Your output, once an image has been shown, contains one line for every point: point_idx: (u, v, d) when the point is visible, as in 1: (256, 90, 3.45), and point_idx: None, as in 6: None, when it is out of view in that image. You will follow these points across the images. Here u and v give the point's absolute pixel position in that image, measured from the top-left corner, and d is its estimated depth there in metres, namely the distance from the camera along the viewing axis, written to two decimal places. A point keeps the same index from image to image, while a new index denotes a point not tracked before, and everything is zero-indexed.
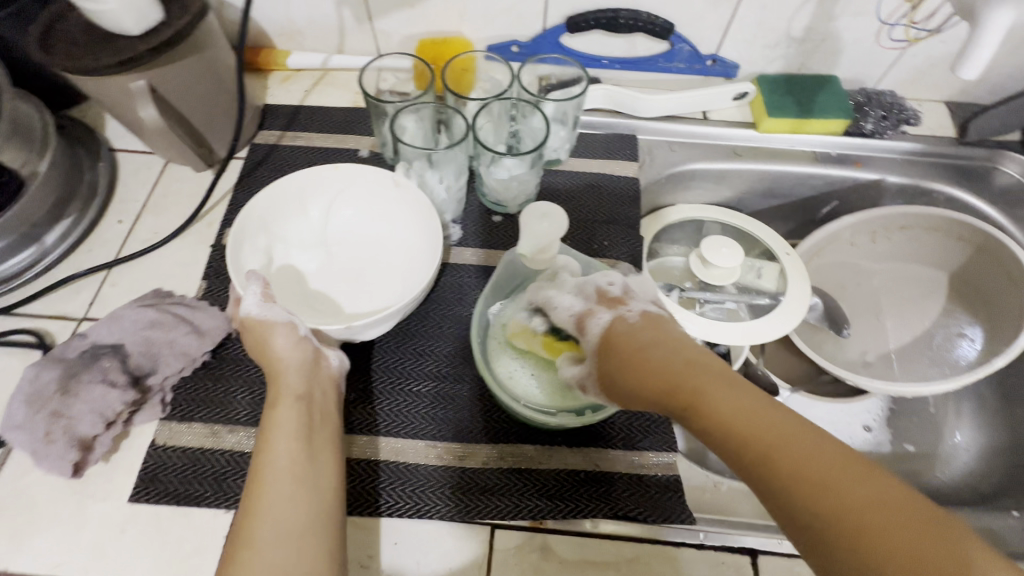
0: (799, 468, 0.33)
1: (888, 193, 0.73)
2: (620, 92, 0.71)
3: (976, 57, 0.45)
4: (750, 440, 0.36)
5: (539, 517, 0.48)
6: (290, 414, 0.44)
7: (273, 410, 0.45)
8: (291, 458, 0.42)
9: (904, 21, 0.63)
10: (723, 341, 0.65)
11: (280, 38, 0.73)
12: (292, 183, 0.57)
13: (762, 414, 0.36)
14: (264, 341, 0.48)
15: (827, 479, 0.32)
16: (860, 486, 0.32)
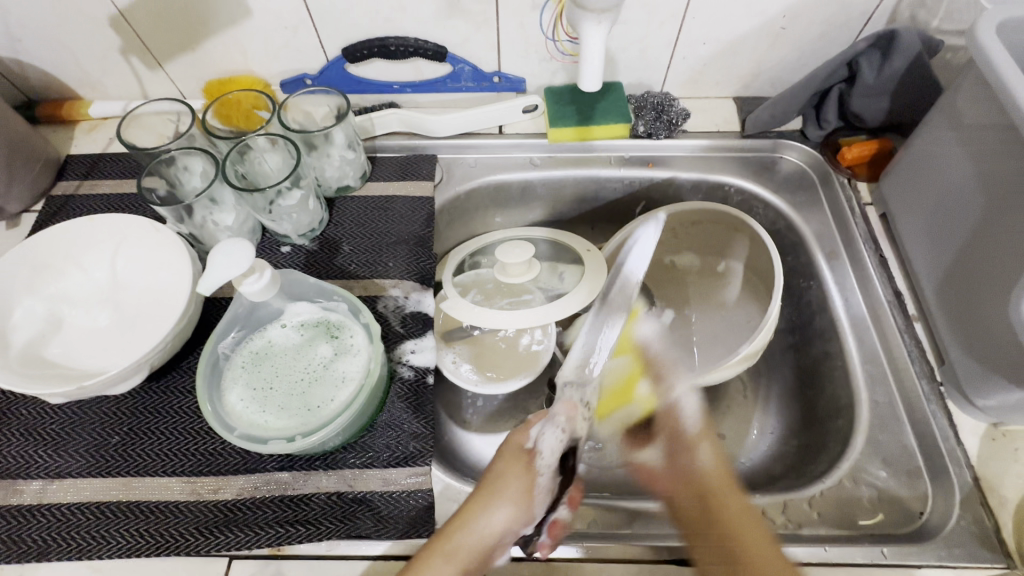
0: (722, 515, 0.48)
1: (686, 189, 0.75)
2: (412, 114, 0.73)
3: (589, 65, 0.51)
4: (682, 462, 0.54)
5: (276, 544, 0.50)
6: (522, 473, 0.50)
7: (510, 467, 0.50)
8: (513, 482, 0.49)
9: (558, 36, 0.67)
10: (513, 326, 0.65)
11: (83, 89, 0.75)
12: (45, 241, 0.57)
13: (725, 486, 0.51)
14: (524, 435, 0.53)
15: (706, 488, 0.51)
16: (748, 522, 0.47)
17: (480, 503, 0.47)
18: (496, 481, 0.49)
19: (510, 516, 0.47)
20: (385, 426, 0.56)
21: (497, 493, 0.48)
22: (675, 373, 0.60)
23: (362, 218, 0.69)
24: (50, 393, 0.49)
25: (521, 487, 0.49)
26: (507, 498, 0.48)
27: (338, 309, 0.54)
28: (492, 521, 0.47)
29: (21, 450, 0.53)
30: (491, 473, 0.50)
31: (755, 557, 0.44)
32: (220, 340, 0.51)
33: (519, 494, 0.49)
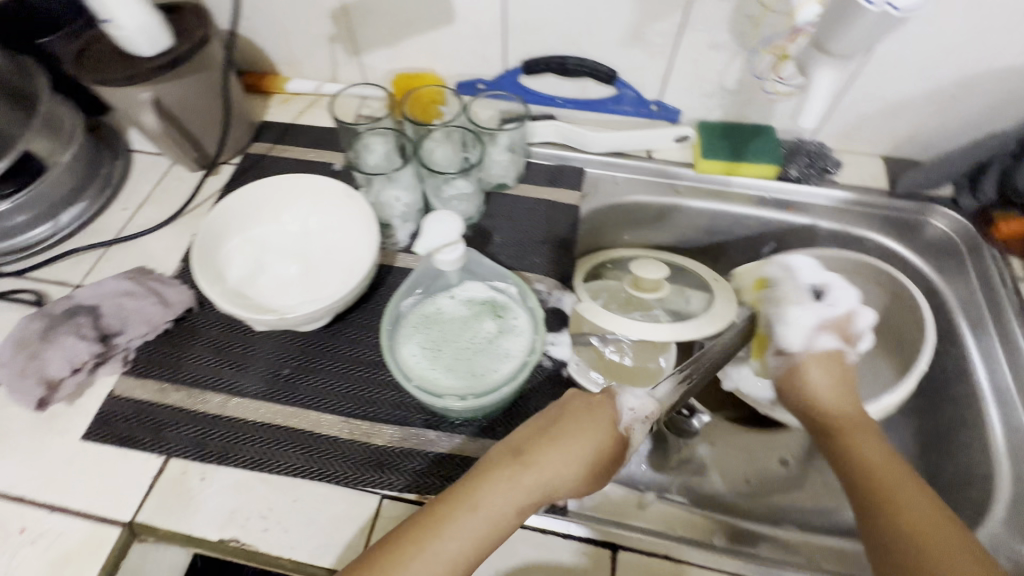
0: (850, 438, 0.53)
1: (822, 236, 0.76)
2: (571, 128, 0.78)
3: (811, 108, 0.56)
4: (876, 498, 0.48)
5: (423, 491, 0.53)
6: (488, 514, 0.44)
7: (465, 512, 0.44)
8: (517, 489, 0.45)
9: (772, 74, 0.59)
10: (644, 335, 0.68)
11: (283, 67, 0.85)
12: (258, 189, 0.65)
13: (935, 521, 0.45)
14: (595, 415, 0.48)
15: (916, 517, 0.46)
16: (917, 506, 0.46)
17: (456, 517, 0.43)
18: (508, 476, 0.45)
19: (462, 550, 0.43)
20: (524, 405, 0.59)
21: (484, 508, 0.44)
22: (786, 331, 0.60)
23: (513, 215, 0.75)
24: (257, 320, 0.56)
25: (469, 544, 0.43)
26: (446, 563, 0.42)
27: (506, 291, 0.59)
28: (445, 555, 0.42)
29: (210, 365, 0.60)
30: (538, 440, 0.48)
31: (904, 499, 0.47)
32: (403, 298, 0.57)
33: (495, 524, 0.44)
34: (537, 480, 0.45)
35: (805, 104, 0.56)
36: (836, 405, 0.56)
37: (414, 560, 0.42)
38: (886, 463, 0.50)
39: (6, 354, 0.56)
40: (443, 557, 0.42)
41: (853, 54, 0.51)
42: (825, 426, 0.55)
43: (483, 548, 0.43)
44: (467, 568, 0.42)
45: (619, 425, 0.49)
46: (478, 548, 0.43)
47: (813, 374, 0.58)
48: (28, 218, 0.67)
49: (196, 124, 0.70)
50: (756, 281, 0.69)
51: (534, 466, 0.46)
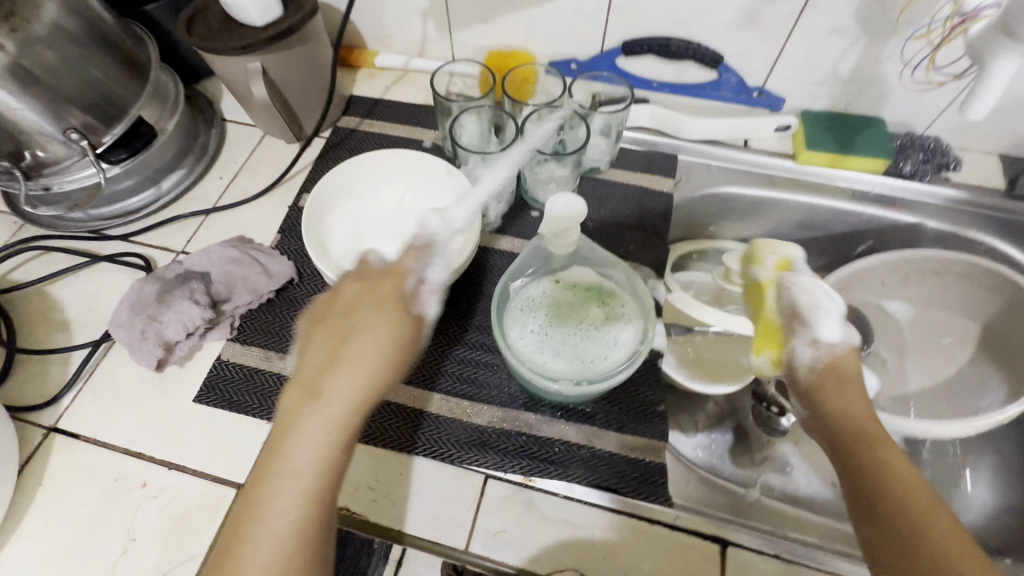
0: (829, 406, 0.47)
1: (926, 237, 0.73)
2: (668, 114, 0.76)
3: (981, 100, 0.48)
4: (881, 495, 0.41)
5: (528, 474, 0.53)
6: (313, 440, 0.37)
7: (286, 438, 0.38)
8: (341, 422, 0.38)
9: (926, 63, 0.65)
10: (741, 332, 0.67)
11: (372, 41, 0.85)
12: (360, 163, 0.65)
13: (944, 527, 0.38)
14: (361, 296, 0.43)
15: (923, 520, 0.38)
16: (939, 520, 0.38)
17: (304, 452, 0.37)
18: (313, 414, 0.38)
19: (311, 493, 0.37)
20: (623, 394, 0.58)
21: (301, 448, 0.37)
22: (823, 320, 0.51)
23: (605, 200, 0.73)
24: None
25: (313, 474, 0.37)
26: (283, 527, 0.36)
27: (612, 277, 0.58)
28: (287, 498, 0.36)
29: None
30: (330, 363, 0.40)
31: (907, 492, 0.40)
32: (512, 279, 0.57)
33: (315, 467, 0.37)
34: (342, 407, 0.38)
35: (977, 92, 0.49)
36: (858, 408, 0.46)
37: (255, 522, 0.36)
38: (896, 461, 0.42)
39: (123, 316, 0.58)
40: (285, 518, 0.36)
41: None
42: (841, 428, 0.46)
43: (331, 485, 0.37)
44: (310, 519, 0.37)
45: (410, 305, 0.44)
46: (327, 484, 0.37)
47: (853, 371, 0.49)
48: (133, 184, 0.68)
49: (296, 95, 0.70)
50: (782, 259, 0.59)
51: (331, 397, 0.39)
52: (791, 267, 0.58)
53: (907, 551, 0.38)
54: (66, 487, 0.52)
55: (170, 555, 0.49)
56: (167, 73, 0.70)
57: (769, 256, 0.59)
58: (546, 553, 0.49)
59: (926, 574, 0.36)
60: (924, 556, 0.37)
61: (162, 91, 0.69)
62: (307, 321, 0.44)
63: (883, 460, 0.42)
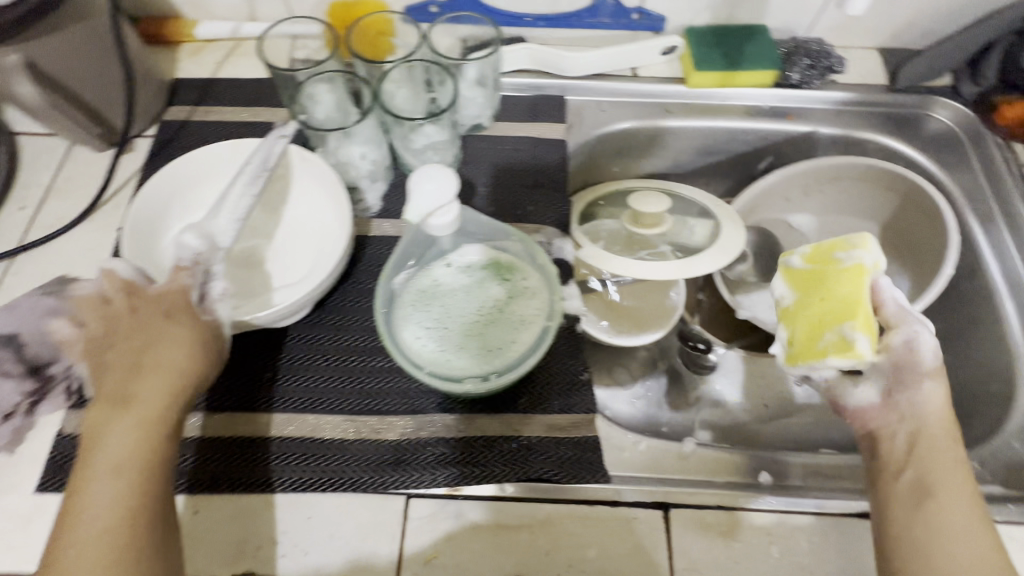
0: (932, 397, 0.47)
1: (822, 144, 0.72)
2: (546, 51, 0.68)
3: None
4: (909, 457, 0.45)
5: (453, 483, 0.48)
6: (123, 437, 0.38)
7: (100, 438, 0.38)
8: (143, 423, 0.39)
9: None
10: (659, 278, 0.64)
11: (187, 7, 0.70)
12: (187, 163, 0.54)
13: (958, 499, 0.42)
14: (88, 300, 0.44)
15: (940, 485, 0.42)
16: (960, 494, 0.42)
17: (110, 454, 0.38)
18: (122, 419, 0.39)
19: (131, 486, 0.37)
20: (544, 371, 0.54)
21: (109, 451, 0.38)
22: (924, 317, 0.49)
23: (494, 159, 0.66)
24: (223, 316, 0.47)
25: (130, 460, 0.38)
26: (110, 515, 0.36)
27: (508, 250, 0.51)
28: (104, 491, 0.36)
29: None
30: (131, 373, 0.41)
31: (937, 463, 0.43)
32: (393, 275, 0.49)
33: (129, 458, 0.38)
34: (152, 405, 0.40)
35: None
36: (934, 411, 0.46)
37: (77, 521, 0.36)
38: (947, 434, 0.45)
39: None
40: (105, 508, 0.36)
41: None
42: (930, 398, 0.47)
43: (156, 472, 0.38)
44: (136, 507, 0.37)
45: (201, 315, 0.46)
46: (150, 474, 0.38)
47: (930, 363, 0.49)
48: None
49: (90, 90, 0.56)
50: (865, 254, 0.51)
51: (143, 402, 0.40)
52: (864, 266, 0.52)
53: (918, 506, 0.42)
54: None
55: None
56: None
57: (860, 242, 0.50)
58: (485, 563, 0.45)
59: (929, 527, 0.41)
60: (929, 515, 0.41)
61: None
62: (85, 363, 0.42)
63: (928, 454, 0.44)
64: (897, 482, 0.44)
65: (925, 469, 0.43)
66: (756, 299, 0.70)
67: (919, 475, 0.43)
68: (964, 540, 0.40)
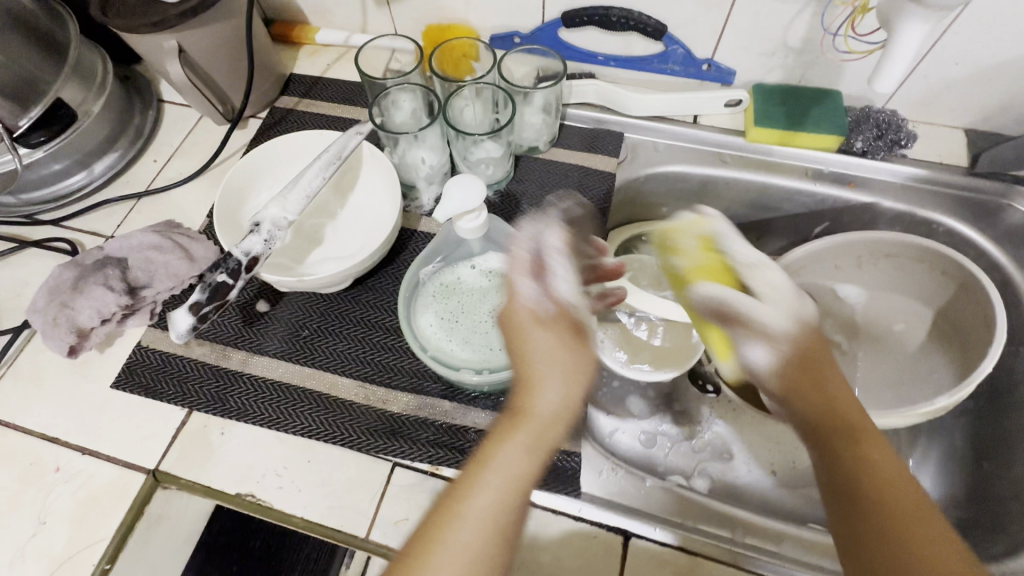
0: (857, 468, 0.42)
1: (883, 218, 0.69)
2: (612, 89, 0.73)
3: (889, 66, 0.47)
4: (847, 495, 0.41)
5: (435, 463, 0.52)
6: (498, 463, 0.39)
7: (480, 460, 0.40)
8: (505, 501, 0.38)
9: (844, 30, 0.62)
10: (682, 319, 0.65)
11: (312, 16, 0.82)
12: (282, 143, 0.63)
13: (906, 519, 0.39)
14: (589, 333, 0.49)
15: (903, 515, 0.39)
16: (917, 521, 0.39)
17: (466, 536, 0.36)
18: (500, 463, 0.39)
19: (477, 531, 0.36)
20: None
21: (519, 463, 0.40)
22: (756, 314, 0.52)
23: (543, 180, 0.71)
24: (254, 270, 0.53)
25: (494, 496, 0.38)
26: (471, 547, 0.36)
27: None
28: (480, 508, 0.37)
29: (233, 323, 0.60)
30: (529, 383, 0.44)
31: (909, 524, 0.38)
32: (422, 266, 0.55)
33: (513, 475, 0.39)
34: (560, 398, 0.43)
35: (884, 59, 0.47)
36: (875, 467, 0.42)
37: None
38: (887, 465, 0.42)
39: (41, 302, 0.57)
40: (463, 540, 0.36)
41: (949, 9, 0.42)
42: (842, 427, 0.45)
43: (512, 496, 0.38)
44: (479, 552, 0.35)
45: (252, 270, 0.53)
46: (502, 511, 0.37)
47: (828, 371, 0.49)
48: (62, 167, 0.67)
49: (220, 73, 0.69)
50: (704, 238, 0.59)
51: (531, 420, 0.42)
52: (715, 242, 0.58)
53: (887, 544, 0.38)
54: None
55: (77, 538, 0.50)
56: (94, 53, 0.69)
57: (688, 240, 0.59)
58: None
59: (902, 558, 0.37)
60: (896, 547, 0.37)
61: (88, 71, 0.67)
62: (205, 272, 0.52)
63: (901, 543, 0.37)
64: (845, 525, 0.40)
65: (873, 498, 0.40)
66: None
67: (853, 512, 0.40)
68: (918, 544, 0.37)
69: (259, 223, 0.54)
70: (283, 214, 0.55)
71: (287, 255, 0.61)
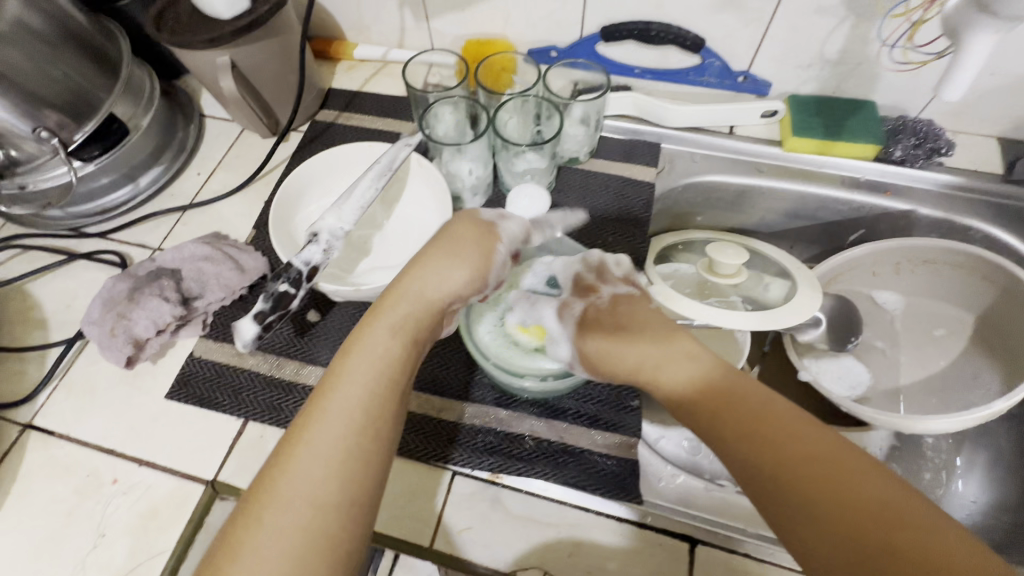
0: (746, 407, 0.37)
1: (920, 225, 0.70)
2: (650, 101, 0.74)
3: (957, 79, 0.47)
4: (755, 439, 0.35)
5: (495, 471, 0.52)
6: (360, 362, 0.40)
7: (342, 358, 0.40)
8: (362, 409, 0.37)
9: (904, 42, 0.62)
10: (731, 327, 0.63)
11: (350, 32, 0.83)
12: (334, 154, 0.64)
13: (836, 463, 0.32)
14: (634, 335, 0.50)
15: (829, 460, 0.32)
16: (859, 474, 0.32)
17: (332, 428, 0.36)
18: (350, 361, 0.40)
19: (356, 436, 0.36)
20: (596, 390, 0.57)
21: (373, 357, 0.40)
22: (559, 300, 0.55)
23: (583, 190, 0.71)
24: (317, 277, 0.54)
25: (363, 394, 0.38)
26: (332, 448, 0.35)
27: None
28: (342, 409, 0.37)
29: (285, 333, 0.60)
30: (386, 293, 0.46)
31: (816, 458, 0.33)
32: None
33: (375, 378, 0.39)
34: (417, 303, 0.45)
35: (953, 72, 0.48)
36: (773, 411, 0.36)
37: (276, 491, 0.33)
38: (790, 406, 0.36)
39: (95, 313, 0.58)
40: (331, 443, 0.35)
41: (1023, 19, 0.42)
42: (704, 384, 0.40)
43: (373, 403, 0.38)
44: (345, 453, 0.35)
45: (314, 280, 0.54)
46: (361, 415, 0.37)
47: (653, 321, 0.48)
48: (109, 181, 0.68)
49: (267, 88, 0.70)
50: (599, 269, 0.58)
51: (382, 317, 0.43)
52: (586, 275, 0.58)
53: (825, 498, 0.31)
54: (40, 484, 0.53)
55: (139, 552, 0.49)
56: (141, 68, 0.70)
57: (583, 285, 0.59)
58: (514, 550, 0.49)
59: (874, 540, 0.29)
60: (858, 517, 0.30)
61: (137, 86, 0.68)
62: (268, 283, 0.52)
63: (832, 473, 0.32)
64: (780, 486, 0.33)
65: (786, 449, 0.34)
66: (824, 367, 0.71)
67: (785, 463, 0.33)
68: (890, 509, 0.30)
69: (317, 232, 0.55)
70: (339, 225, 0.56)
71: (337, 265, 0.62)
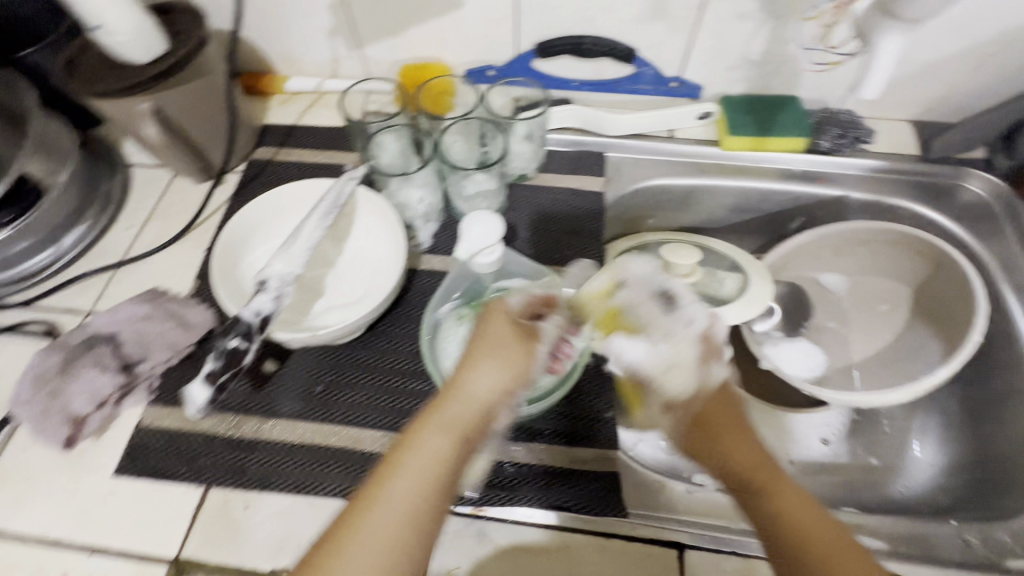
0: (772, 503, 0.44)
1: (853, 208, 0.74)
2: (591, 112, 0.75)
3: (874, 77, 0.53)
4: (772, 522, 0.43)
5: (477, 505, 0.51)
6: (433, 451, 0.41)
7: (401, 449, 0.41)
8: (415, 502, 0.39)
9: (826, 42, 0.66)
10: None
11: (280, 65, 0.81)
12: (275, 196, 0.62)
13: (822, 530, 0.42)
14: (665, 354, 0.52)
15: (822, 537, 0.41)
16: (841, 548, 0.40)
17: (389, 518, 0.38)
18: (408, 457, 0.41)
19: (414, 523, 0.38)
20: (569, 406, 0.57)
21: (428, 453, 0.41)
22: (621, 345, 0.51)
23: (536, 206, 0.72)
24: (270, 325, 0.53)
25: (418, 487, 0.39)
26: (393, 536, 0.38)
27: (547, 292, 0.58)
28: (401, 499, 0.39)
29: (241, 388, 0.57)
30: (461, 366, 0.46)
31: (817, 533, 0.41)
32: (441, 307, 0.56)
33: (440, 470, 0.40)
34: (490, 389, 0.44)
35: (868, 72, 0.53)
36: (797, 511, 0.43)
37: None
38: (809, 506, 0.43)
39: (25, 394, 0.53)
40: (382, 531, 0.37)
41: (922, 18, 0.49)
42: (737, 473, 0.47)
43: (427, 497, 0.39)
44: (404, 541, 0.38)
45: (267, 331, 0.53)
46: (418, 509, 0.39)
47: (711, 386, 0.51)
48: (27, 246, 0.63)
49: (196, 131, 0.66)
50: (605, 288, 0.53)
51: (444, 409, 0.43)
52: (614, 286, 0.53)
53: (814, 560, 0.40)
54: None
55: None
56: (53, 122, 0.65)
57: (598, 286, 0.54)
58: None
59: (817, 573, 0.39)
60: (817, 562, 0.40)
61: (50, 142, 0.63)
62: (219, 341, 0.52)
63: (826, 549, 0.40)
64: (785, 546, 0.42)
65: (794, 533, 0.42)
66: (784, 353, 0.73)
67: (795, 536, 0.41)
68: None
69: (266, 280, 0.54)
70: (289, 269, 0.55)
71: (290, 310, 0.59)
